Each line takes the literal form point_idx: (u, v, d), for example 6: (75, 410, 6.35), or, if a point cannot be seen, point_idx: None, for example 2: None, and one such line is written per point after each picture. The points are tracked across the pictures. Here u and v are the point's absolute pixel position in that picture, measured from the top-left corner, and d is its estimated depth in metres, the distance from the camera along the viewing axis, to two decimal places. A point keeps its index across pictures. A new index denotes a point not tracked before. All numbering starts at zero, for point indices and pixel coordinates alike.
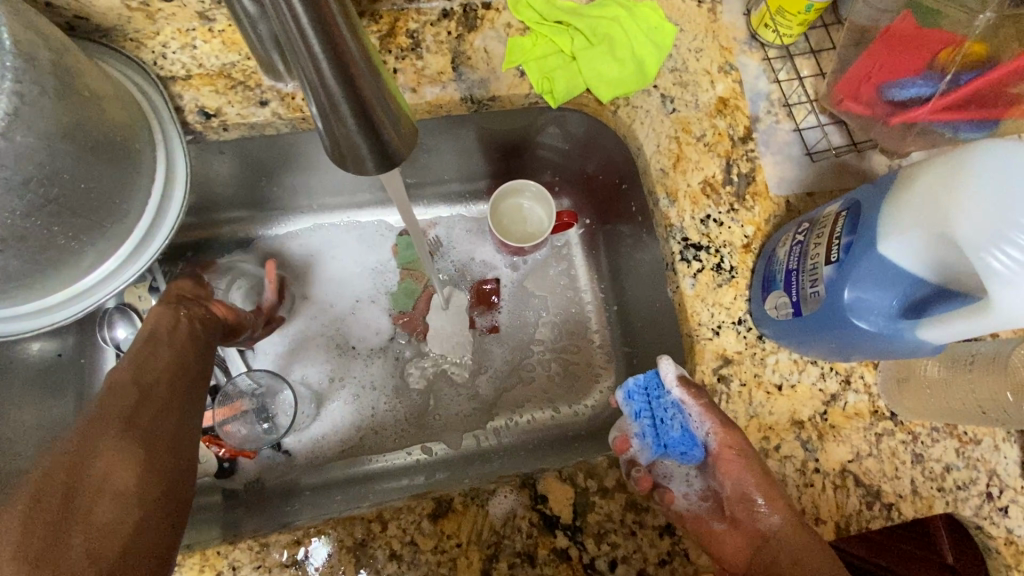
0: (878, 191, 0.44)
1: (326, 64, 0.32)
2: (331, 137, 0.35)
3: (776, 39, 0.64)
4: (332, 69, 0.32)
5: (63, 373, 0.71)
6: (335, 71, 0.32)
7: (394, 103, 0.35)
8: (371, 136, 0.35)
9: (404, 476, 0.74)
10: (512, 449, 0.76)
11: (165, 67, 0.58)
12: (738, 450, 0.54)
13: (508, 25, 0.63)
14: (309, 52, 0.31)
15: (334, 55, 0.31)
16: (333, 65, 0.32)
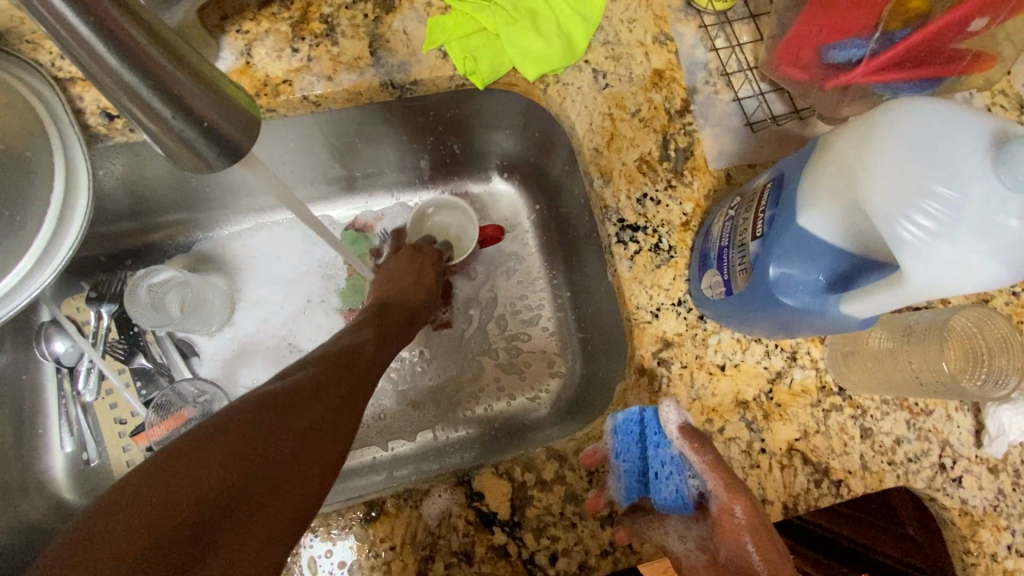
0: (800, 160, 0.42)
1: (135, 79, 0.33)
2: (170, 148, 0.36)
3: (710, 4, 0.62)
4: (139, 79, 0.32)
5: (2, 390, 0.67)
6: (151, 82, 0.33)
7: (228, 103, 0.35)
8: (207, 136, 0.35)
9: (363, 475, 0.73)
10: (467, 445, 0.76)
11: (64, 67, 0.55)
12: (740, 513, 0.46)
13: (429, 3, 0.60)
14: (108, 69, 0.32)
15: (137, 67, 0.32)
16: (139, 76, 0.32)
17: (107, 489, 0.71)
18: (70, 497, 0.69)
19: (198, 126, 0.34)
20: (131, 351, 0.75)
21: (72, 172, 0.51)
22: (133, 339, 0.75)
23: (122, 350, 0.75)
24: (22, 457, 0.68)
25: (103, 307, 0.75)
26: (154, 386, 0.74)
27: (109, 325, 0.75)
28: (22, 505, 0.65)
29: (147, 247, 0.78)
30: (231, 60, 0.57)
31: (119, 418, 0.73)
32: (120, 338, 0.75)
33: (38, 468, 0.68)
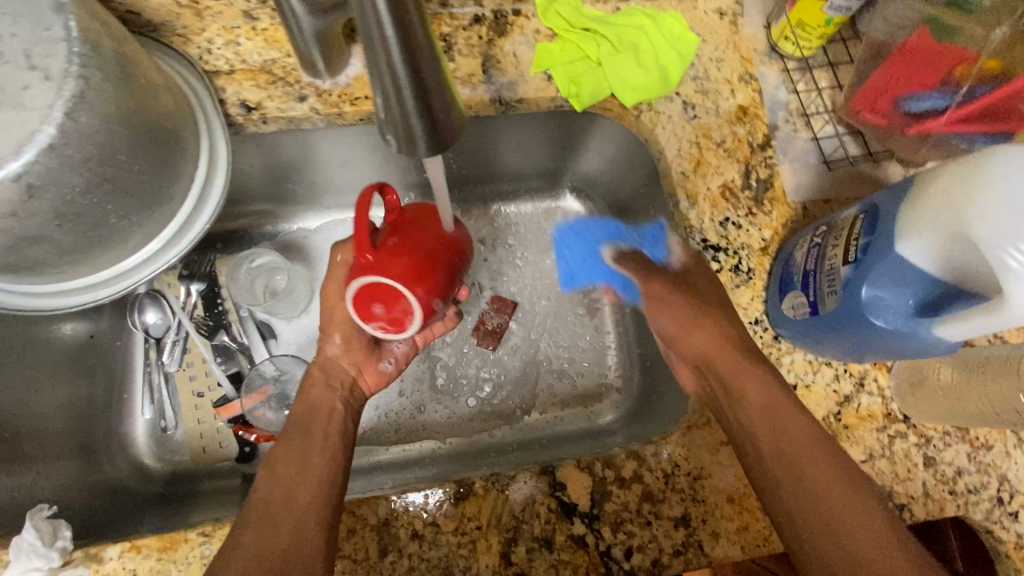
0: (896, 195, 0.45)
1: (400, 61, 0.32)
2: (393, 125, 0.36)
3: (795, 51, 0.67)
4: (403, 59, 0.32)
5: (95, 355, 0.74)
6: (407, 62, 0.32)
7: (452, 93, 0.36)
8: (434, 129, 0.36)
9: (409, 468, 0.75)
10: (517, 446, 0.77)
11: (211, 62, 0.61)
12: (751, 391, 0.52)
13: (537, 31, 0.66)
14: (380, 35, 0.31)
15: (409, 52, 0.32)
16: (404, 54, 0.32)
17: (180, 455, 0.75)
18: (150, 462, 0.74)
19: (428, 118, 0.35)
20: (215, 329, 0.78)
21: (212, 155, 0.56)
22: (217, 318, 0.79)
23: (206, 327, 0.78)
24: (109, 417, 0.74)
25: (193, 284, 0.80)
26: (234, 363, 0.78)
27: (196, 302, 0.79)
28: (105, 467, 0.70)
29: (237, 234, 0.83)
30: (357, 67, 0.63)
31: (197, 390, 0.77)
32: (205, 317, 0.79)
33: (121, 430, 0.74)
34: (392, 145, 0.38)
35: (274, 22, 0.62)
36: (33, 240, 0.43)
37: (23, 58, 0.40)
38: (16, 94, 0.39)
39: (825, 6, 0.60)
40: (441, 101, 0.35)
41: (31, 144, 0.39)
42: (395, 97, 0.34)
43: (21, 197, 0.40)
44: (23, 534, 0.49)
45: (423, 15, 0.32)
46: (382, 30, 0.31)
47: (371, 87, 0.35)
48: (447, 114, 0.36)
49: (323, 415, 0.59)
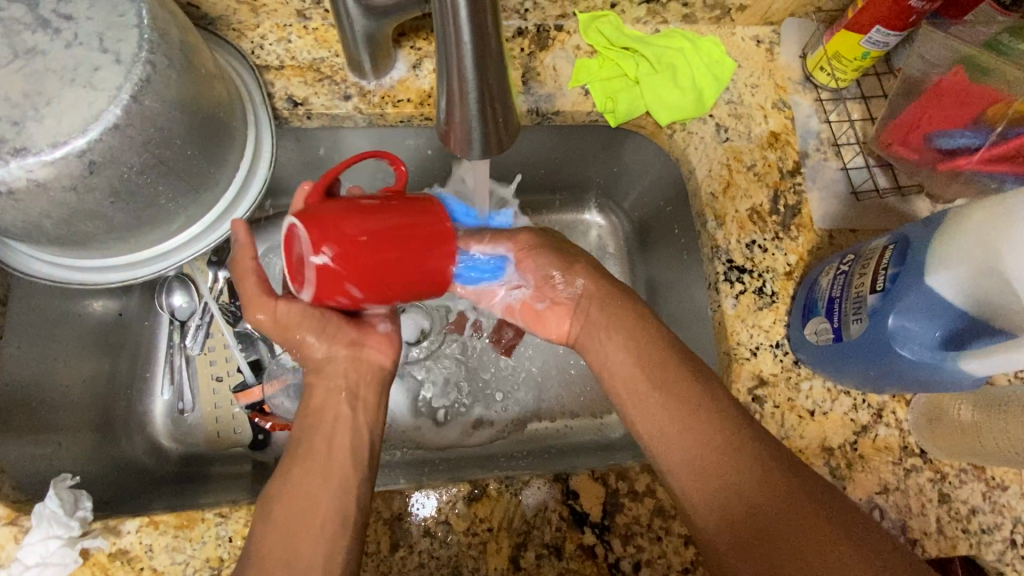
0: (928, 228, 0.46)
1: (469, 66, 0.34)
2: (451, 124, 0.37)
3: (830, 82, 0.68)
4: (475, 68, 0.34)
5: (121, 334, 0.75)
6: (477, 73, 0.34)
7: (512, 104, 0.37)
8: (489, 135, 0.38)
9: (416, 467, 0.73)
10: (524, 453, 0.75)
11: (262, 57, 0.64)
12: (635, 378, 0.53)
13: (577, 47, 0.67)
14: (455, 44, 0.33)
15: (479, 62, 0.34)
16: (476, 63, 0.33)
17: (194, 437, 0.75)
18: (166, 441, 0.74)
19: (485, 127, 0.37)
20: (239, 316, 0.78)
21: (257, 145, 0.58)
22: (241, 306, 0.79)
23: (230, 314, 0.79)
24: (130, 395, 0.74)
25: (221, 271, 0.79)
26: (255, 351, 0.78)
27: (223, 289, 0.79)
28: (123, 443, 0.71)
29: (264, 221, 0.82)
30: (402, 70, 0.65)
31: (216, 375, 0.77)
32: (230, 303, 0.79)
33: (140, 408, 0.74)
34: (444, 141, 0.39)
35: (325, 22, 0.65)
36: (88, 215, 0.45)
37: (97, 42, 0.42)
38: (88, 75, 0.41)
39: (862, 40, 0.62)
40: (502, 107, 0.37)
41: (99, 122, 0.41)
42: (459, 100, 0.36)
43: (82, 172, 0.42)
44: (46, 502, 0.50)
45: (497, 29, 0.33)
46: (460, 40, 0.32)
47: (436, 86, 0.37)
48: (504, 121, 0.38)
49: (344, 428, 0.53)
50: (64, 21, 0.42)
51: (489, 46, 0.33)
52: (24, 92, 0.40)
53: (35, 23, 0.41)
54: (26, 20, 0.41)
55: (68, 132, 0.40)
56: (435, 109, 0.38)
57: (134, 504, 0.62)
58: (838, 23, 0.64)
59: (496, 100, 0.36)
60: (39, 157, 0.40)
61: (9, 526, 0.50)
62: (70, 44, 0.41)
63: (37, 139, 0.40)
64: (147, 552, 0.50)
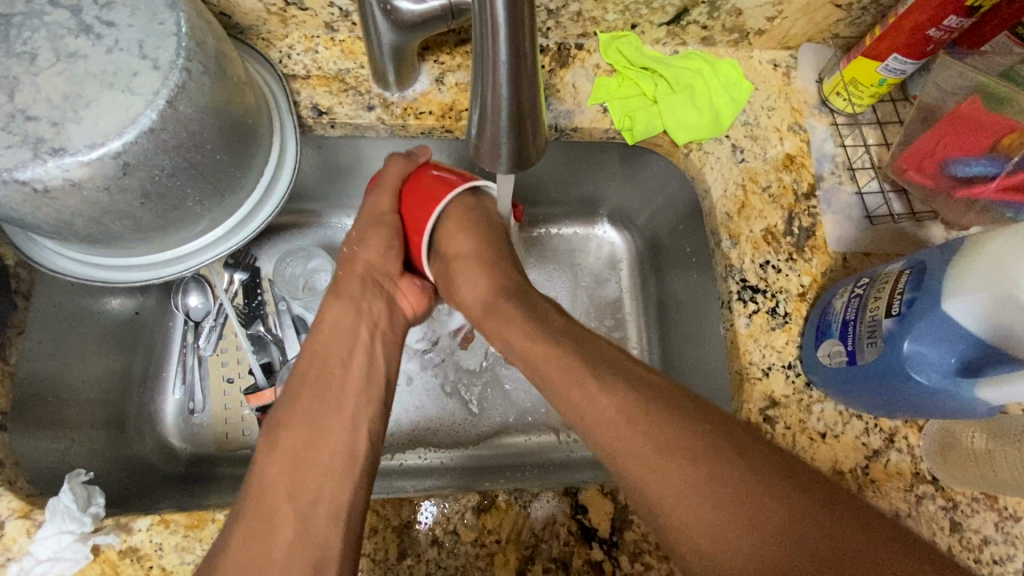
0: (943, 255, 0.46)
1: (505, 78, 0.35)
2: (483, 136, 0.39)
3: (846, 107, 0.68)
4: (509, 84, 0.35)
5: (136, 332, 0.76)
6: (512, 84, 0.35)
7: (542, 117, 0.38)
8: (516, 149, 0.40)
9: (420, 479, 0.73)
10: (532, 463, 0.74)
11: (289, 66, 0.65)
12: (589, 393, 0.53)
13: (597, 65, 0.69)
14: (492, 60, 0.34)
15: (514, 78, 0.35)
16: (510, 80, 0.35)
17: (204, 439, 0.75)
18: (174, 442, 0.75)
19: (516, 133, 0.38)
20: (252, 319, 0.79)
21: (281, 150, 0.59)
22: (255, 308, 0.80)
23: (243, 317, 0.79)
24: (142, 393, 0.75)
25: (237, 273, 0.80)
26: (266, 354, 0.78)
27: (237, 291, 0.80)
28: (133, 441, 0.71)
29: (280, 226, 0.83)
30: (425, 83, 0.67)
31: (227, 376, 0.78)
32: (244, 305, 0.80)
33: (152, 407, 0.75)
34: (472, 151, 0.41)
35: (352, 34, 0.66)
36: (118, 214, 0.46)
37: (137, 48, 0.43)
38: (127, 79, 0.43)
39: (880, 67, 0.63)
40: (531, 120, 0.38)
41: (135, 126, 0.42)
42: (491, 114, 0.37)
43: (116, 173, 0.43)
44: (60, 496, 0.51)
45: (534, 49, 0.34)
46: (495, 60, 0.34)
47: (470, 100, 0.38)
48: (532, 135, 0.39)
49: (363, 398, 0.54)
50: (105, 27, 0.43)
51: (523, 60, 0.34)
52: (63, 95, 0.41)
53: (78, 28, 0.43)
54: (69, 25, 0.43)
55: (105, 134, 0.42)
56: (468, 124, 0.40)
57: (142, 502, 0.63)
58: (855, 49, 0.65)
59: (528, 116, 0.38)
60: (76, 157, 0.41)
61: (21, 520, 0.50)
62: (111, 50, 0.43)
63: (75, 140, 0.41)
64: (157, 550, 0.50)
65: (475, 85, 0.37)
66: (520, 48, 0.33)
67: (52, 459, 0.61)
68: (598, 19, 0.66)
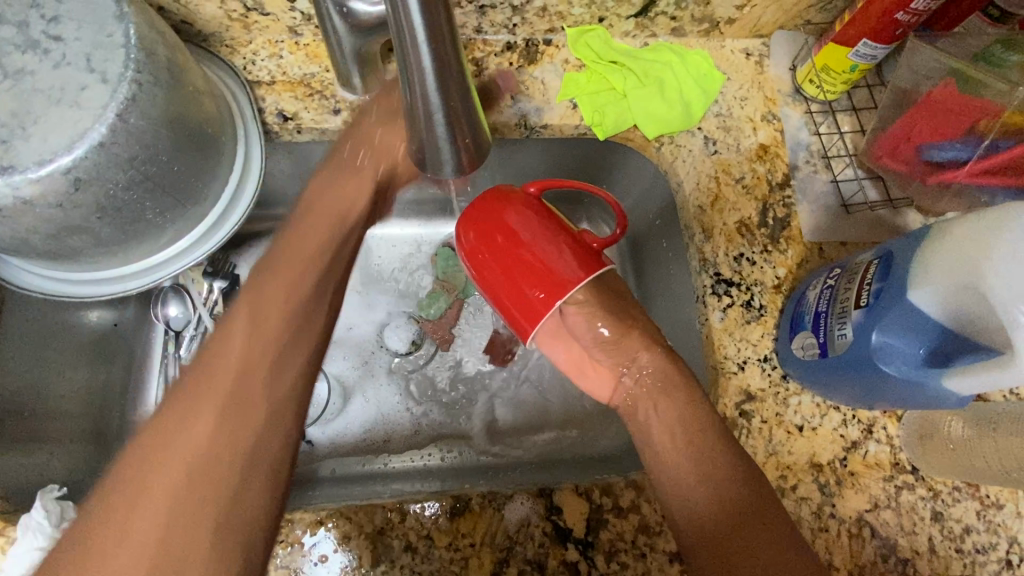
0: (911, 244, 0.46)
1: (433, 85, 0.35)
2: (423, 145, 0.40)
3: (819, 94, 0.67)
4: (439, 95, 0.36)
5: (116, 344, 0.75)
6: (439, 89, 0.36)
7: (478, 115, 0.39)
8: (462, 153, 0.41)
9: (404, 481, 0.71)
10: (519, 467, 0.72)
11: (254, 72, 0.65)
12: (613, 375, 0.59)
13: (566, 61, 0.68)
14: (417, 69, 0.34)
15: (440, 83, 0.35)
16: (438, 92, 0.36)
17: None
18: None
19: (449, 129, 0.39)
20: None
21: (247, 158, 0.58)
22: None
23: None
24: (125, 404, 0.75)
25: (216, 282, 0.79)
26: None
27: (217, 300, 0.79)
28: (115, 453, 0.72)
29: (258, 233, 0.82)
30: None
31: None
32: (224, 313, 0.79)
33: (134, 418, 0.74)
34: (420, 163, 0.43)
35: (316, 38, 0.66)
36: (74, 229, 0.46)
37: (84, 62, 0.43)
38: (74, 94, 0.42)
39: (850, 53, 0.62)
40: (467, 121, 0.39)
41: (84, 141, 0.42)
42: (426, 127, 0.39)
43: (67, 189, 0.42)
44: (32, 513, 0.51)
45: (458, 51, 0.35)
46: (422, 77, 0.35)
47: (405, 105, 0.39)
48: (471, 136, 0.41)
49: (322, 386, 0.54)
50: (53, 42, 0.43)
51: (450, 72, 0.35)
52: (11, 112, 0.41)
53: (24, 44, 0.43)
54: (16, 41, 0.42)
55: (54, 150, 0.41)
56: (407, 126, 0.40)
57: None
58: (826, 35, 0.64)
59: (462, 117, 0.39)
60: (25, 175, 0.41)
61: None
62: (58, 65, 0.43)
63: (23, 158, 0.41)
64: None
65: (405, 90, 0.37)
66: (445, 59, 0.34)
67: (31, 475, 0.62)
68: (564, 13, 0.65)
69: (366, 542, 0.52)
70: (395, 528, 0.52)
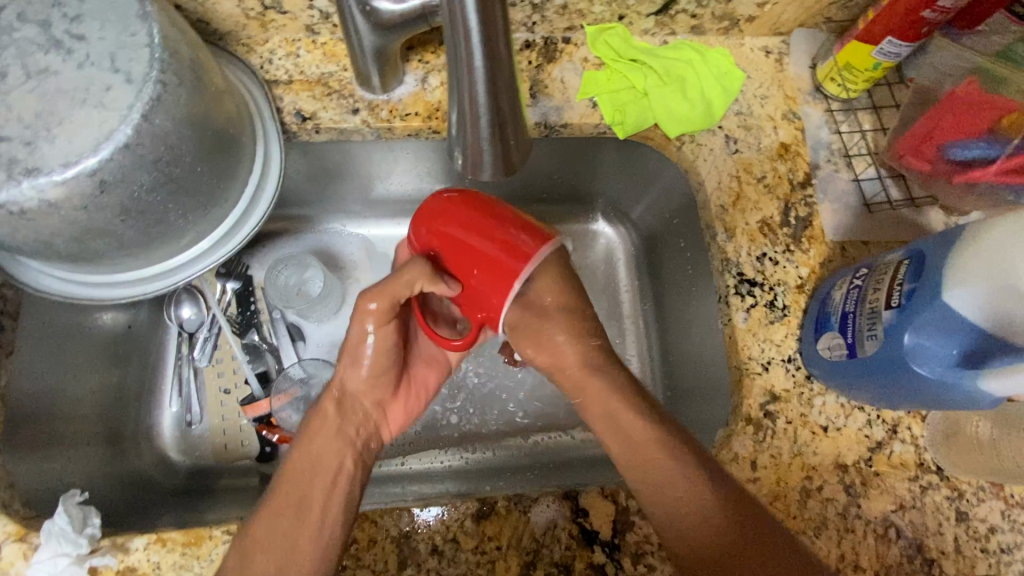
0: (944, 244, 0.45)
1: (482, 82, 0.37)
2: (464, 143, 0.42)
3: (840, 92, 0.67)
4: (487, 93, 0.38)
5: (130, 346, 0.75)
6: (489, 87, 0.37)
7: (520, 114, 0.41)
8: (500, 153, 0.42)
9: (425, 482, 0.72)
10: (532, 467, 0.74)
11: (271, 71, 0.64)
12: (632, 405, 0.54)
13: (585, 59, 0.67)
14: (469, 64, 0.36)
15: (491, 79, 0.37)
16: (486, 89, 0.37)
17: (203, 450, 0.75)
18: (173, 455, 0.74)
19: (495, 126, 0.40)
20: (246, 328, 0.78)
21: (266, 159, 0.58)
22: (249, 317, 0.78)
23: (238, 326, 0.78)
24: (139, 407, 0.74)
25: (229, 283, 0.79)
26: (262, 362, 0.77)
27: (230, 301, 0.79)
28: (131, 457, 0.71)
29: (272, 234, 0.82)
30: (410, 85, 0.65)
31: (224, 387, 0.76)
32: (238, 314, 0.78)
33: (150, 421, 0.74)
34: (460, 164, 0.44)
35: (333, 36, 0.65)
36: (98, 232, 0.45)
37: (108, 61, 0.42)
38: (99, 95, 0.42)
39: (874, 51, 0.61)
40: (511, 119, 0.40)
41: (109, 142, 0.41)
42: (472, 123, 0.40)
43: (93, 191, 0.42)
44: (55, 519, 0.51)
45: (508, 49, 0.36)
46: (472, 72, 0.36)
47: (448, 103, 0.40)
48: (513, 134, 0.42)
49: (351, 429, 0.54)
50: (76, 41, 0.42)
51: (499, 68, 0.36)
52: (36, 113, 0.40)
53: (48, 44, 0.42)
54: (39, 41, 0.42)
55: (79, 152, 0.41)
56: (448, 125, 0.42)
57: (140, 521, 0.63)
58: (848, 33, 0.64)
59: (506, 115, 0.40)
60: (50, 177, 0.40)
61: (17, 543, 0.51)
62: (82, 65, 0.42)
63: (48, 160, 0.40)
64: (154, 569, 0.50)
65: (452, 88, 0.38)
66: (495, 57, 0.36)
67: (49, 480, 0.61)
68: (584, 11, 0.64)
69: (392, 546, 0.52)
70: (420, 531, 0.52)
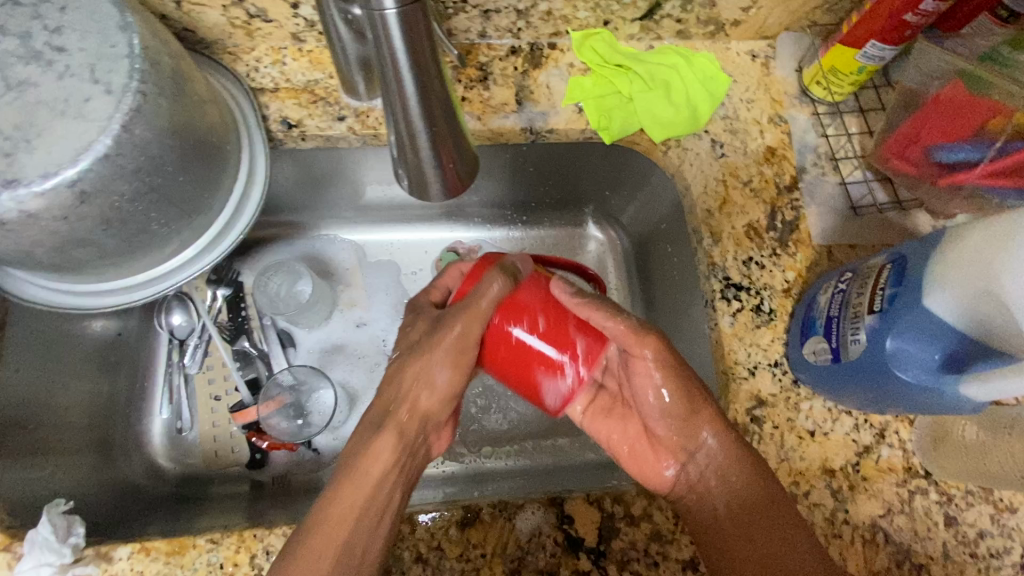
0: (925, 247, 0.45)
1: (414, 106, 0.40)
2: (408, 169, 0.46)
3: (826, 95, 0.67)
4: (424, 120, 0.41)
5: (119, 353, 0.75)
6: (421, 107, 0.40)
7: (463, 139, 0.45)
8: (447, 176, 0.46)
9: (416, 487, 0.71)
10: (520, 473, 0.74)
11: (257, 79, 0.64)
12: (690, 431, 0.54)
13: (571, 64, 0.68)
14: (404, 94, 0.39)
15: (424, 100, 0.40)
16: (420, 110, 0.40)
17: (192, 457, 0.75)
18: (162, 462, 0.74)
19: (434, 147, 0.44)
20: (237, 334, 0.78)
21: (251, 166, 0.58)
22: (239, 323, 0.78)
23: (229, 332, 0.78)
24: (129, 415, 0.74)
25: (220, 289, 0.79)
26: (252, 369, 0.77)
27: (221, 307, 0.79)
28: (120, 463, 0.71)
29: (262, 240, 0.82)
30: None
31: (215, 394, 0.76)
32: (228, 321, 0.78)
33: (139, 428, 0.74)
34: (409, 186, 0.48)
35: (319, 44, 0.65)
36: (79, 242, 0.45)
37: (88, 73, 0.42)
38: (79, 106, 0.42)
39: (858, 55, 0.61)
40: (451, 146, 0.44)
41: (89, 153, 0.41)
42: (412, 148, 0.43)
43: (73, 202, 0.42)
44: (39, 529, 0.51)
45: (439, 75, 0.40)
46: (406, 103, 0.40)
47: (389, 129, 0.44)
48: (455, 161, 0.45)
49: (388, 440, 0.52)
50: (55, 53, 0.42)
51: (432, 102, 0.40)
52: (14, 124, 0.41)
53: (27, 56, 0.42)
54: (18, 53, 0.42)
55: (58, 163, 0.41)
56: (390, 140, 0.45)
57: (129, 527, 0.63)
58: (833, 37, 0.64)
59: (447, 139, 0.43)
60: (30, 188, 0.40)
61: (3, 552, 0.51)
62: (62, 76, 0.42)
63: (28, 171, 0.40)
64: None
65: (390, 117, 0.42)
66: (428, 89, 0.39)
67: (37, 488, 0.61)
68: (568, 17, 0.65)
69: None
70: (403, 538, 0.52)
